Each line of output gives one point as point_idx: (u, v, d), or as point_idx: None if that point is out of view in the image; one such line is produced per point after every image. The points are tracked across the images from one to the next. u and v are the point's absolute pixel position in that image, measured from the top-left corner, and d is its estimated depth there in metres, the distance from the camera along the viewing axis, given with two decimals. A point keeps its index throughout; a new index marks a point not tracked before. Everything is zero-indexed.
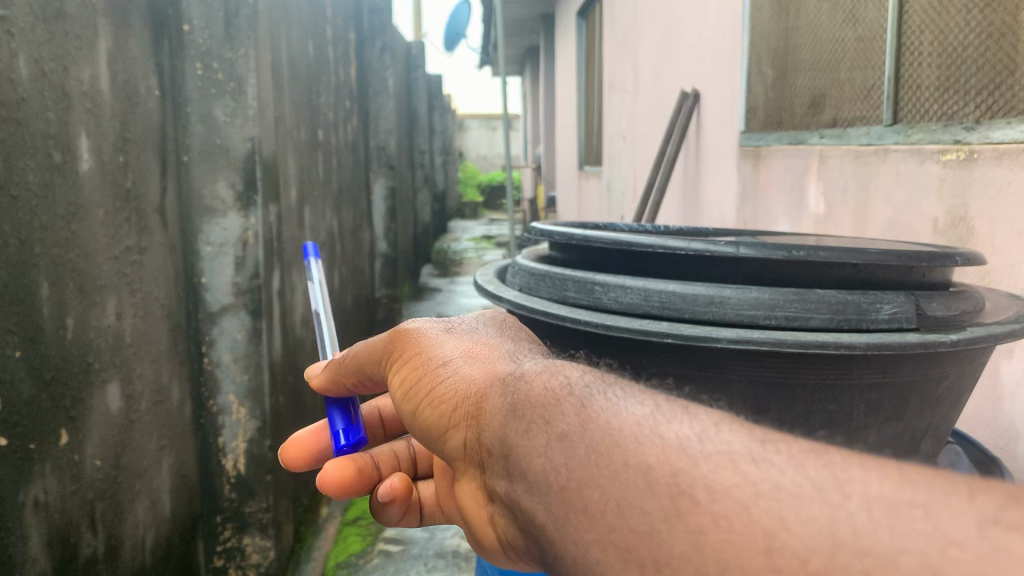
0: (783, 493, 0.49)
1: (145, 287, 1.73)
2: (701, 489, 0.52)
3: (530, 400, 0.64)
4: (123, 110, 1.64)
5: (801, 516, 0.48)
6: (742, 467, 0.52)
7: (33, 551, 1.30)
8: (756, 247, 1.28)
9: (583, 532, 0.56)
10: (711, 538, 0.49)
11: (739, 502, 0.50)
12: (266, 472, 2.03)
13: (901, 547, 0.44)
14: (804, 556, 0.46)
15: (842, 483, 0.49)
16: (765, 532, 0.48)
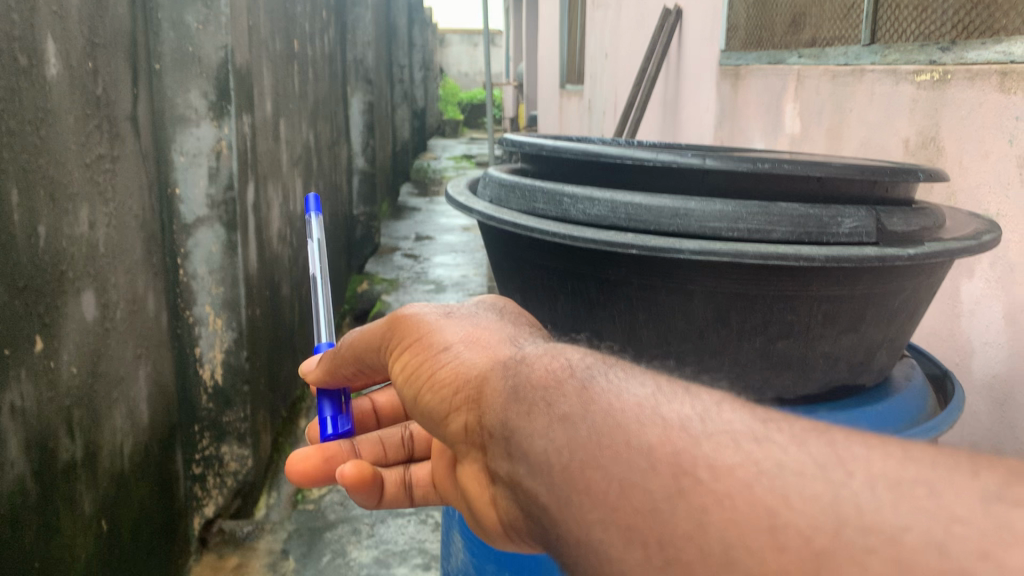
0: (786, 472, 0.50)
1: (118, 196, 1.71)
2: (703, 469, 0.52)
3: (531, 382, 0.65)
4: (90, 14, 1.59)
5: (803, 495, 0.49)
6: (743, 446, 0.53)
7: (11, 454, 1.31)
8: (722, 159, 1.30)
9: (587, 514, 0.57)
10: (715, 517, 0.50)
11: (742, 482, 0.51)
12: (243, 382, 2.07)
13: (905, 523, 0.45)
14: (808, 534, 0.47)
15: (844, 461, 0.50)
16: (768, 511, 0.49)
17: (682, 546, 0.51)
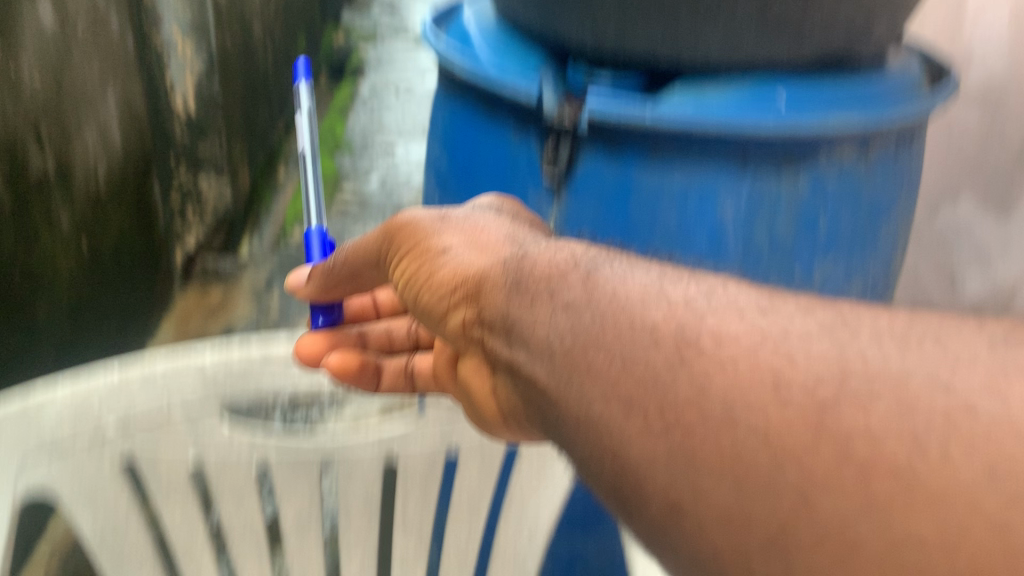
0: (791, 336, 0.49)
1: (109, 113, 1.60)
2: (707, 339, 0.50)
3: (533, 275, 0.62)
4: None
5: (809, 355, 0.48)
6: (748, 316, 0.52)
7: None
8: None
9: (592, 391, 0.53)
10: (716, 382, 0.48)
11: (747, 348, 0.49)
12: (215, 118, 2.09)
13: (912, 368, 0.46)
14: (814, 386, 0.46)
15: (850, 323, 0.50)
16: (774, 371, 0.47)
17: (695, 418, 0.47)
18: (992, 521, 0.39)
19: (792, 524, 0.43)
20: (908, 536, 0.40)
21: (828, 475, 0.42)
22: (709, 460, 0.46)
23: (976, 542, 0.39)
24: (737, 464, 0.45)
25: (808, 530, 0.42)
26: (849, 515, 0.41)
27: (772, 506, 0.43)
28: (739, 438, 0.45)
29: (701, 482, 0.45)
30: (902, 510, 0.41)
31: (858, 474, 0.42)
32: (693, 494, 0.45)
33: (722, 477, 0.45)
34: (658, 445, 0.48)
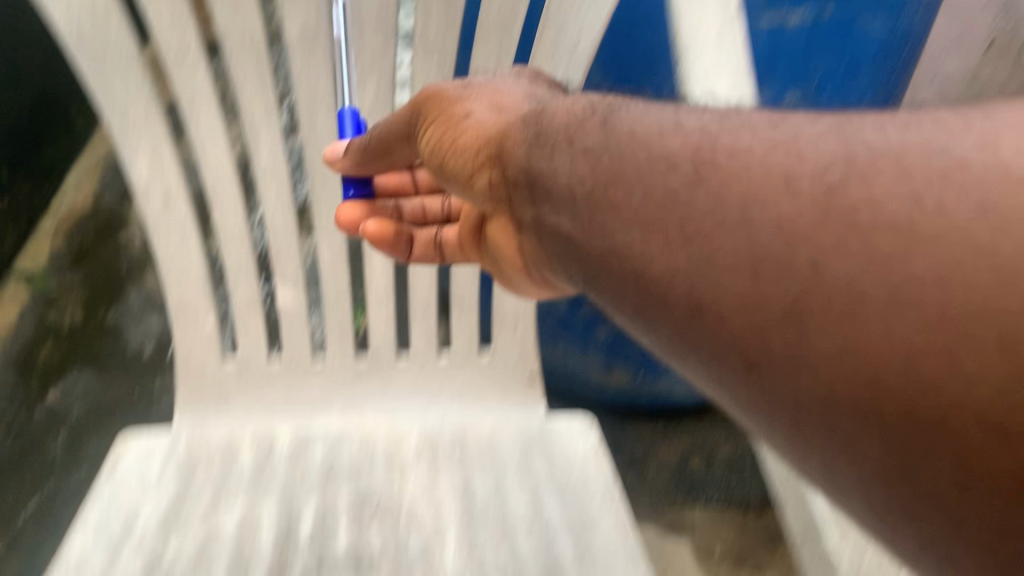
0: (762, 137, 0.32)
1: None
2: (656, 153, 0.34)
3: (439, 123, 0.47)
4: None
5: (803, 145, 0.30)
6: (721, 124, 0.34)
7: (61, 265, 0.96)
8: None
9: (457, 103, 0.46)
10: (681, 193, 0.31)
11: (707, 147, 0.32)
12: None
13: (913, 147, 0.27)
14: (801, 181, 0.29)
15: (848, 117, 0.31)
16: (760, 170, 0.30)
17: (613, 114, 0.37)
18: (959, 199, 0.25)
19: (698, 216, 0.30)
20: (846, 253, 0.26)
21: (738, 167, 0.30)
22: (626, 143, 0.35)
23: (939, 258, 0.24)
24: (644, 144, 0.34)
25: (704, 224, 0.29)
26: (754, 193, 0.29)
27: (672, 184, 0.32)
28: (653, 128, 0.35)
29: (604, 151, 0.35)
30: (828, 186, 0.27)
31: (803, 167, 0.29)
32: (583, 157, 0.36)
33: (616, 137, 0.35)
34: (560, 117, 0.39)
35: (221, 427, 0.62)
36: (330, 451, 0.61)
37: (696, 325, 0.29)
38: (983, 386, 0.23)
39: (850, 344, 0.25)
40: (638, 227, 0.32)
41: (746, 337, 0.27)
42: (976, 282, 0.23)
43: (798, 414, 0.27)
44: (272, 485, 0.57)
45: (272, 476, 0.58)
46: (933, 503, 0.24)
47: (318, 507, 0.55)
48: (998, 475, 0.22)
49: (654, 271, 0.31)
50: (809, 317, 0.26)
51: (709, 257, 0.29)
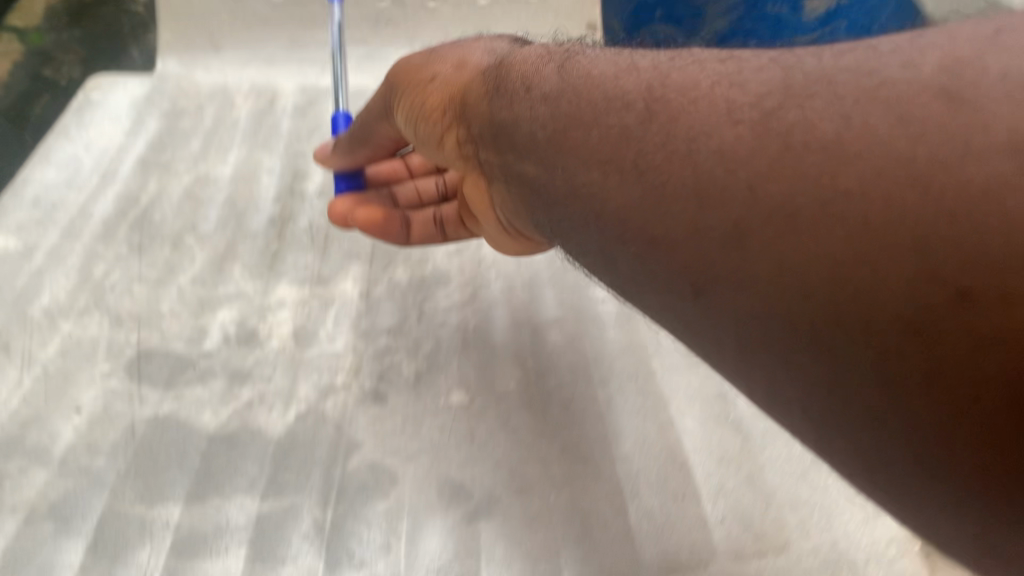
0: (702, 69, 0.29)
1: None
2: (610, 81, 0.32)
3: (402, 83, 0.45)
4: None
5: (745, 79, 0.27)
6: (669, 63, 0.31)
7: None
8: None
9: (438, 62, 0.44)
10: (628, 136, 0.29)
11: (658, 77, 0.30)
12: None
13: (843, 78, 0.24)
14: (734, 108, 0.26)
15: (793, 57, 0.28)
16: (708, 99, 0.27)
17: (578, 63, 0.35)
18: (880, 113, 0.22)
19: (648, 151, 0.28)
20: (781, 172, 0.24)
21: (688, 103, 0.28)
22: (585, 82, 0.33)
23: (865, 165, 0.22)
24: (601, 82, 0.32)
25: (655, 163, 0.28)
26: (698, 123, 0.27)
27: (624, 119, 0.30)
28: (616, 70, 0.32)
29: (565, 89, 0.33)
30: (768, 113, 0.25)
31: (746, 97, 0.26)
32: (543, 99, 0.34)
33: (575, 78, 0.33)
34: (523, 66, 0.37)
35: (224, 159, 0.71)
36: (318, 98, 0.80)
37: (658, 250, 0.28)
38: (901, 285, 0.21)
39: (783, 265, 0.23)
40: (595, 167, 0.30)
41: (697, 261, 0.26)
42: (897, 185, 0.21)
43: (746, 332, 0.25)
44: (264, 136, 0.74)
45: (262, 130, 0.75)
46: (874, 427, 0.22)
47: (296, 293, 0.59)
48: (937, 385, 0.20)
49: (615, 203, 0.29)
50: (748, 236, 0.24)
51: (664, 192, 0.27)
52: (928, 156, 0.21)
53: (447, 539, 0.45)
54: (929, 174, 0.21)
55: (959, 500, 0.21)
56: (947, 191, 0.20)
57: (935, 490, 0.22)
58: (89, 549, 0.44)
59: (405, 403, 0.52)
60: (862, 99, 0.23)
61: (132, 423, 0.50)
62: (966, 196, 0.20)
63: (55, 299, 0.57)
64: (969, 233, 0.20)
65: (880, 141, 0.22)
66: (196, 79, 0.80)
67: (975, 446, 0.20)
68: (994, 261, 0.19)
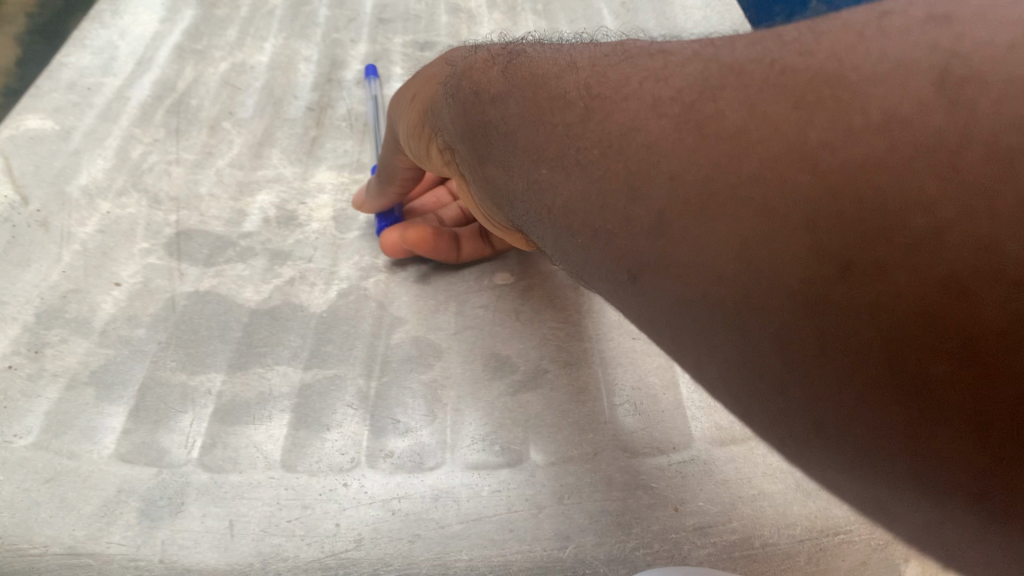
0: (645, 64, 0.31)
1: None
2: (558, 80, 0.34)
3: (402, 96, 0.48)
4: None
5: (678, 70, 0.29)
6: (616, 60, 0.33)
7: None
8: None
9: (409, 88, 0.47)
10: (575, 127, 0.31)
11: (603, 77, 0.32)
12: None
13: (765, 60, 0.26)
14: (667, 99, 0.28)
15: (732, 41, 0.30)
16: (644, 93, 0.29)
17: (526, 56, 0.38)
18: (797, 85, 0.24)
19: (584, 137, 0.30)
20: (683, 128, 0.26)
21: (615, 78, 0.31)
22: (534, 73, 0.35)
23: (753, 99, 0.25)
24: (546, 73, 0.35)
25: (588, 136, 0.30)
26: (630, 118, 0.28)
27: (565, 108, 0.32)
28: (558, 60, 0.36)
29: (518, 87, 0.35)
30: (670, 81, 0.28)
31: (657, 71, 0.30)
32: (499, 108, 0.36)
33: (523, 75, 0.36)
34: (478, 64, 0.40)
35: (264, 45, 0.73)
36: None
37: (602, 250, 0.29)
38: (808, 185, 0.21)
39: (698, 214, 0.24)
40: (546, 165, 0.32)
41: (626, 253, 0.27)
42: (776, 104, 0.24)
43: (678, 321, 0.25)
44: (301, 24, 0.75)
45: (298, 19, 0.75)
46: (796, 384, 0.22)
47: (337, 179, 0.63)
48: (856, 323, 0.20)
49: (565, 202, 0.31)
50: (661, 206, 0.26)
51: (597, 172, 0.29)
52: (803, 72, 0.24)
53: (494, 406, 0.46)
54: (808, 89, 0.23)
55: (888, 429, 0.20)
56: (822, 96, 0.23)
57: (854, 422, 0.20)
58: (131, 416, 0.46)
59: (444, 281, 0.55)
60: (742, 63, 0.27)
61: (172, 297, 0.53)
62: (838, 87, 0.22)
63: (94, 178, 0.60)
64: (848, 116, 0.22)
65: (768, 77, 0.25)
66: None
67: (884, 336, 0.19)
68: (883, 129, 0.21)
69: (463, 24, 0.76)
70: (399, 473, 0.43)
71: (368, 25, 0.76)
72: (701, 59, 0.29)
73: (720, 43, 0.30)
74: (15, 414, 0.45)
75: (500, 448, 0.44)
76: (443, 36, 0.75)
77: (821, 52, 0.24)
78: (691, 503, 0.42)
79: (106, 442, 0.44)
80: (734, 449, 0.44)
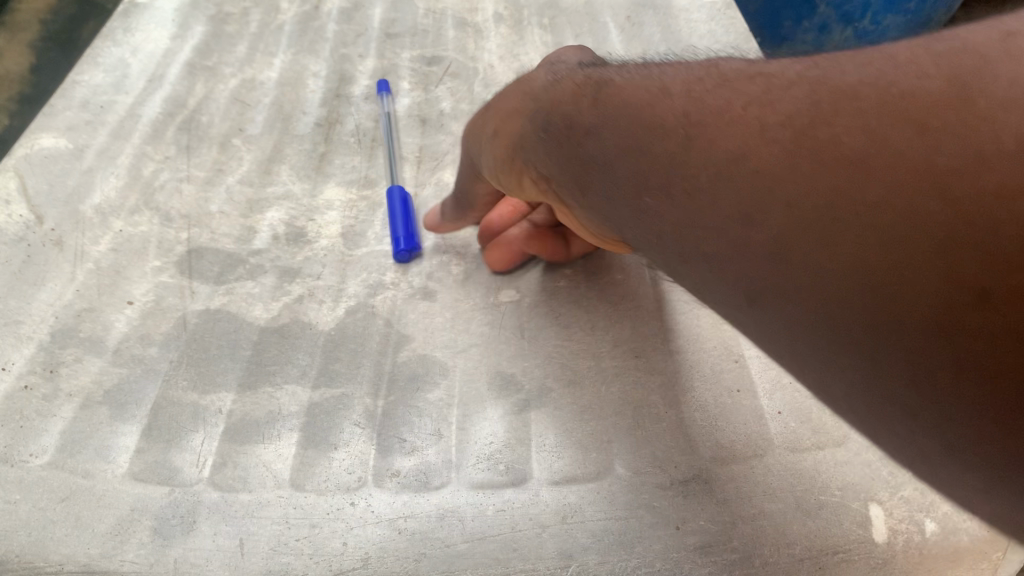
0: (742, 83, 0.31)
1: None
2: (647, 101, 0.34)
3: (479, 123, 0.47)
4: None
5: (779, 89, 0.29)
6: (707, 77, 0.33)
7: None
8: None
9: (489, 119, 0.46)
10: (676, 152, 0.31)
11: (694, 96, 0.32)
12: None
13: (869, 81, 0.26)
14: (770, 123, 0.28)
15: (825, 58, 0.30)
16: (744, 117, 0.29)
17: (612, 80, 0.38)
18: (914, 111, 0.24)
19: (685, 163, 0.30)
20: (797, 156, 0.26)
21: (713, 100, 0.31)
22: (623, 97, 0.35)
23: (869, 123, 0.25)
24: (638, 96, 0.35)
25: (690, 162, 0.30)
26: (735, 141, 0.29)
27: (656, 133, 0.32)
28: (648, 82, 0.36)
29: (609, 111, 0.35)
30: (774, 104, 0.28)
31: (758, 92, 0.30)
32: (590, 138, 0.36)
33: (613, 103, 0.36)
34: (564, 97, 0.39)
35: (273, 61, 0.74)
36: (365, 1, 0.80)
37: (725, 277, 0.29)
38: (938, 216, 0.22)
39: (825, 242, 0.25)
40: (647, 189, 0.32)
41: (752, 277, 0.28)
42: (892, 128, 0.24)
43: (811, 341, 0.26)
44: (310, 40, 0.76)
45: (307, 35, 0.76)
46: (945, 400, 0.23)
47: (345, 196, 0.64)
48: (1003, 349, 0.21)
49: (673, 226, 0.31)
50: (785, 232, 0.26)
51: (706, 199, 0.29)
52: (916, 95, 0.24)
53: (499, 425, 0.47)
54: (925, 112, 0.23)
55: None
56: (943, 121, 0.23)
57: (1008, 445, 0.22)
58: (144, 435, 0.47)
59: (449, 299, 0.56)
60: (845, 82, 0.27)
61: (183, 316, 0.54)
62: (967, 112, 0.22)
63: (106, 197, 0.61)
64: (975, 140, 0.22)
65: (881, 100, 0.25)
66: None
67: None
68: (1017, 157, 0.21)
69: (470, 39, 0.77)
70: (405, 492, 0.44)
71: (376, 40, 0.77)
72: (802, 74, 0.29)
73: (818, 57, 0.30)
74: (31, 433, 0.46)
75: (504, 467, 0.45)
76: (449, 50, 0.76)
77: (937, 74, 0.24)
78: (692, 521, 0.43)
79: (120, 461, 0.46)
80: (736, 468, 0.44)
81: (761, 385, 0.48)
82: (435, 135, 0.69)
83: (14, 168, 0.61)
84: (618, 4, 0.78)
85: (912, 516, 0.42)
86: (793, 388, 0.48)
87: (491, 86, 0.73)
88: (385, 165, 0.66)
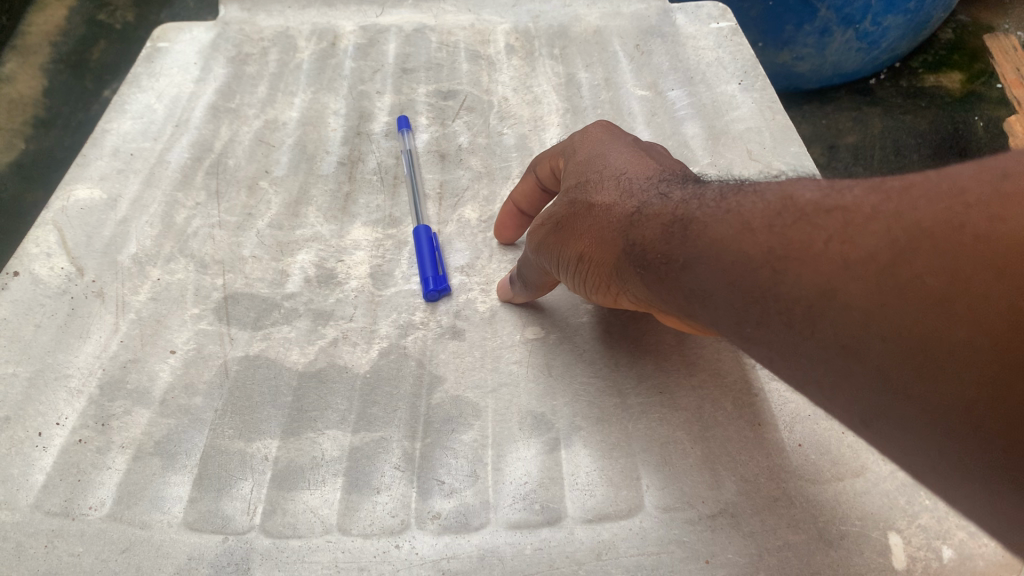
0: (821, 216, 0.34)
1: None
2: (733, 237, 0.37)
3: (546, 236, 0.50)
4: None
5: (857, 225, 0.32)
6: (786, 208, 0.36)
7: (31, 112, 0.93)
8: None
9: (567, 245, 0.48)
10: (780, 293, 0.34)
11: (781, 236, 0.35)
12: None
13: (943, 222, 0.29)
14: (861, 271, 0.30)
15: (893, 188, 0.33)
16: (833, 259, 0.32)
17: (693, 208, 0.41)
18: (992, 257, 0.27)
19: (780, 293, 0.34)
20: (887, 295, 0.29)
21: (796, 233, 0.34)
22: (708, 228, 0.38)
23: (946, 263, 0.28)
24: (723, 227, 0.38)
25: (784, 296, 0.33)
26: (833, 287, 0.31)
27: (753, 272, 0.35)
28: (729, 212, 0.39)
29: (695, 242, 0.39)
30: (854, 236, 0.32)
31: (835, 222, 0.33)
32: (682, 267, 0.39)
33: (701, 237, 0.38)
34: (654, 232, 0.42)
35: (295, 101, 0.76)
36: (380, 36, 0.83)
37: (838, 400, 0.33)
38: None
39: (925, 373, 0.28)
40: (757, 323, 0.35)
41: (879, 410, 0.31)
42: (976, 274, 0.27)
43: (948, 463, 0.29)
44: (328, 78, 0.78)
45: (325, 73, 0.79)
46: None
47: (369, 235, 0.67)
48: None
49: (788, 355, 0.34)
50: (884, 365, 0.30)
51: (805, 331, 0.33)
52: (994, 237, 0.27)
53: (532, 464, 0.50)
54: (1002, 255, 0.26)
55: None
56: (1013, 261, 0.26)
57: None
58: (196, 485, 0.49)
59: (477, 338, 0.58)
60: (921, 223, 0.30)
61: (224, 363, 0.56)
62: None
63: (142, 246, 0.62)
64: None
65: (962, 243, 0.28)
66: (259, 20, 0.83)
67: None
68: None
69: (483, 71, 0.79)
70: (447, 534, 0.47)
71: (392, 75, 0.79)
72: (878, 206, 0.32)
73: (891, 188, 0.33)
74: (87, 487, 0.48)
75: (540, 507, 0.48)
76: (464, 84, 0.78)
77: (1008, 215, 0.27)
78: (721, 554, 0.45)
79: (175, 511, 0.48)
80: (761, 501, 0.47)
81: (782, 419, 0.50)
82: (454, 170, 0.72)
83: (52, 221, 0.61)
84: (626, 33, 0.80)
85: (930, 543, 0.44)
86: (811, 421, 0.50)
87: (506, 119, 0.75)
88: (407, 202, 0.69)
